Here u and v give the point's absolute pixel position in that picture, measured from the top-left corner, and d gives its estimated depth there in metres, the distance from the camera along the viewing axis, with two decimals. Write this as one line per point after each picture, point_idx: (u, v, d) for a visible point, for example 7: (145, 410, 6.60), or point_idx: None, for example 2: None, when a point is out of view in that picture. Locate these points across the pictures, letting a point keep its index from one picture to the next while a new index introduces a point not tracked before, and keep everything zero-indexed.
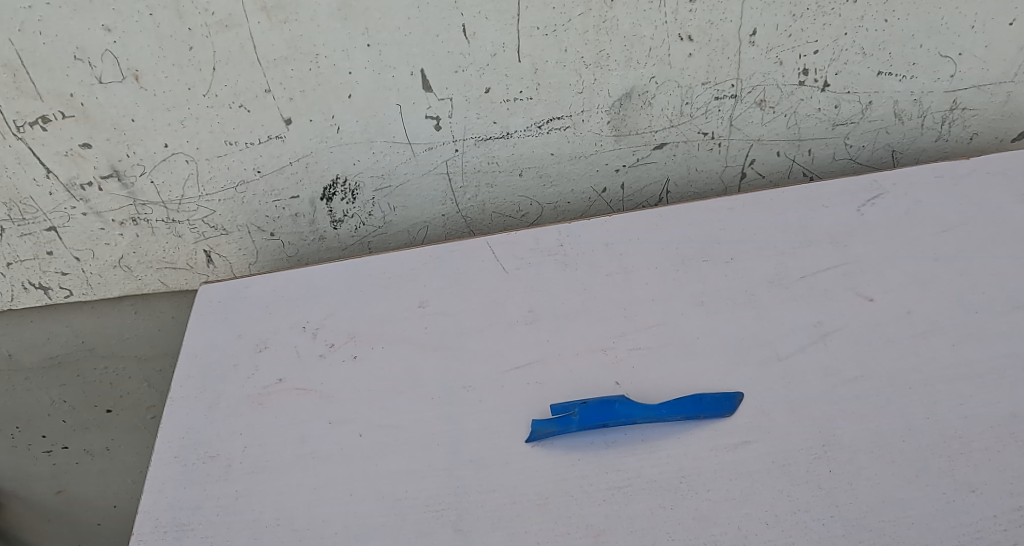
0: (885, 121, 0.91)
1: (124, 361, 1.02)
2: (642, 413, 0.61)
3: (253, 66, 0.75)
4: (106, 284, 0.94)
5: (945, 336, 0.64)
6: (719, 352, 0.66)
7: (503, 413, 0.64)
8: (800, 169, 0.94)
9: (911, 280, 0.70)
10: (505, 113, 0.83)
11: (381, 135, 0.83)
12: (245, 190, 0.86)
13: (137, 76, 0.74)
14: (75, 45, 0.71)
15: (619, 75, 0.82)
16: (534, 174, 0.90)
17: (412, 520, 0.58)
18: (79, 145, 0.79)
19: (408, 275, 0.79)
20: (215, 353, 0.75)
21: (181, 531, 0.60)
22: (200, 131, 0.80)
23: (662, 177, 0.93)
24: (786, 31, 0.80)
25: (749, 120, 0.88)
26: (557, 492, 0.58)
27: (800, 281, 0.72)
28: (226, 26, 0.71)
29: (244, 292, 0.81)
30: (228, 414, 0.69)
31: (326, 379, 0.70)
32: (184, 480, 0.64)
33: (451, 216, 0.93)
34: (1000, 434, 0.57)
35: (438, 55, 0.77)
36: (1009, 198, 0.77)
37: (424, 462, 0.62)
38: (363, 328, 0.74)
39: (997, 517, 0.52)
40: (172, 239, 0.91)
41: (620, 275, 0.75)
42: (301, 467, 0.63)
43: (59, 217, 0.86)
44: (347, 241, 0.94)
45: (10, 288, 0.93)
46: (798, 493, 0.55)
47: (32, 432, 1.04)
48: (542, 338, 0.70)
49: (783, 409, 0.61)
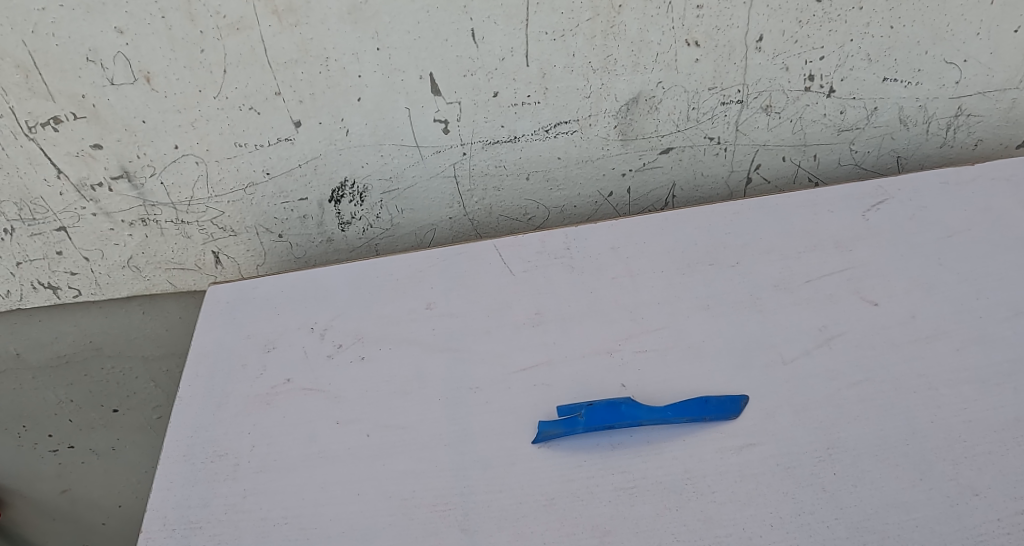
0: (890, 127, 0.91)
1: (131, 361, 1.02)
2: (648, 415, 0.61)
3: (264, 69, 0.76)
4: (114, 284, 0.96)
5: (949, 341, 0.65)
6: (725, 355, 0.67)
7: (509, 414, 0.65)
8: (805, 174, 0.95)
9: (916, 285, 0.71)
10: (512, 117, 0.84)
11: (390, 138, 0.83)
12: (254, 191, 0.87)
13: (148, 78, 0.75)
14: (88, 46, 0.71)
15: (626, 80, 0.82)
16: (541, 178, 0.91)
17: (419, 519, 0.58)
18: (90, 145, 0.80)
19: (415, 277, 0.79)
20: (223, 353, 0.75)
21: (190, 529, 0.61)
22: (211, 133, 0.80)
23: (668, 182, 0.94)
24: (791, 37, 0.81)
25: (755, 125, 0.89)
26: (563, 493, 0.58)
27: (805, 285, 0.72)
28: (237, 29, 0.72)
29: (252, 292, 0.81)
30: (237, 413, 0.70)
31: (335, 379, 0.71)
32: (192, 478, 0.65)
33: (458, 218, 0.94)
34: (1003, 438, 0.57)
35: (446, 59, 0.78)
36: (1013, 204, 0.78)
37: (432, 461, 0.62)
38: (370, 329, 0.75)
39: (1000, 521, 0.52)
40: (181, 240, 0.92)
41: (626, 278, 0.75)
42: (308, 466, 0.64)
43: (69, 217, 0.87)
44: (355, 243, 0.95)
45: (20, 288, 0.95)
46: (802, 495, 0.55)
47: (38, 431, 1.02)
48: (549, 340, 0.71)
49: (788, 411, 0.61)
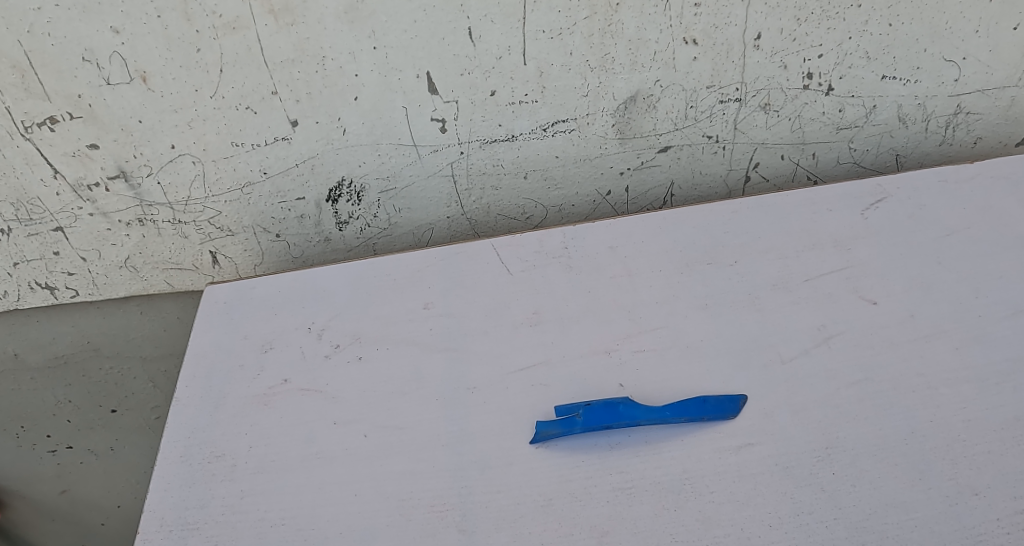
0: (889, 125, 0.91)
1: (129, 361, 1.02)
2: (646, 415, 0.61)
3: (261, 68, 0.75)
4: (111, 284, 0.96)
5: (948, 340, 0.65)
6: (723, 355, 0.67)
7: (508, 415, 0.65)
8: (804, 172, 0.95)
9: (915, 284, 0.70)
10: (510, 116, 0.84)
11: (387, 137, 0.83)
12: (251, 191, 0.86)
13: (145, 78, 0.75)
14: (84, 46, 0.71)
15: (624, 78, 0.82)
16: (539, 177, 0.90)
17: (417, 520, 0.58)
18: (86, 145, 0.80)
19: (414, 277, 0.79)
20: (221, 354, 0.75)
21: (188, 531, 0.61)
22: (207, 133, 0.80)
23: (666, 181, 0.93)
24: (790, 35, 0.80)
25: (753, 123, 0.88)
26: (562, 494, 0.58)
27: (803, 284, 0.72)
28: (233, 28, 0.72)
29: (250, 293, 0.81)
30: (234, 414, 0.69)
31: (332, 379, 0.70)
32: (190, 479, 0.64)
33: (456, 218, 0.93)
34: (1003, 437, 0.57)
35: (444, 58, 0.77)
36: (1012, 202, 0.78)
37: (430, 462, 0.62)
38: (368, 329, 0.75)
39: (1000, 520, 0.52)
40: (178, 240, 0.91)
41: (624, 277, 0.75)
42: (306, 468, 0.64)
43: (67, 217, 0.87)
44: (352, 242, 0.94)
45: (17, 288, 0.95)
46: (801, 495, 0.55)
47: (37, 431, 1.01)
48: (547, 340, 0.71)
49: (786, 411, 0.61)
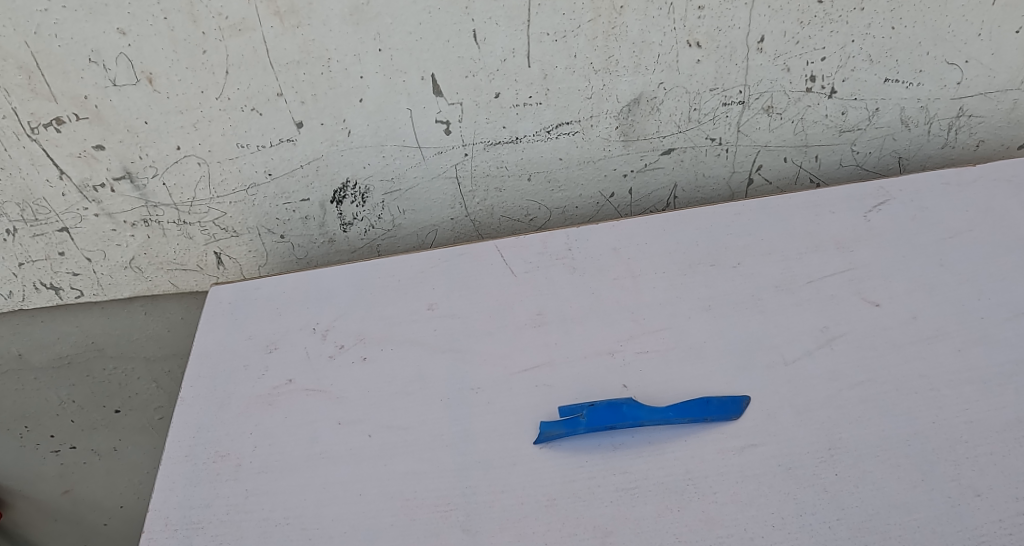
0: (891, 128, 0.91)
1: (133, 361, 1.01)
2: (649, 416, 0.61)
3: (266, 70, 0.76)
4: (116, 285, 0.96)
5: (951, 341, 0.65)
6: (725, 356, 0.67)
7: (511, 414, 0.65)
8: (806, 174, 0.95)
9: (918, 286, 0.71)
10: (515, 118, 0.84)
11: (391, 139, 0.84)
12: (256, 192, 0.87)
13: (150, 79, 0.75)
14: (91, 47, 0.71)
15: (627, 81, 0.83)
16: (543, 179, 0.91)
17: (421, 520, 0.58)
18: (92, 146, 0.80)
19: (418, 278, 0.79)
20: (225, 353, 0.76)
21: (193, 530, 0.61)
22: (212, 134, 0.80)
23: (669, 183, 0.94)
24: (793, 38, 0.81)
25: (757, 126, 0.89)
26: (565, 494, 0.58)
27: (806, 286, 0.72)
28: (239, 30, 0.72)
29: (254, 293, 0.81)
30: (239, 414, 0.70)
31: (337, 379, 0.71)
32: (194, 479, 0.65)
33: (459, 219, 0.94)
34: (1005, 439, 0.57)
35: (448, 60, 0.78)
36: (1014, 205, 0.78)
37: (434, 462, 0.62)
38: (371, 330, 0.75)
39: (1002, 521, 0.52)
40: (183, 241, 0.92)
41: (627, 278, 0.75)
42: (310, 467, 0.64)
43: (72, 217, 0.87)
44: (356, 244, 0.95)
45: (22, 288, 0.95)
46: (804, 496, 0.55)
47: (40, 431, 1.02)
48: (550, 341, 0.71)
49: (789, 412, 0.61)
